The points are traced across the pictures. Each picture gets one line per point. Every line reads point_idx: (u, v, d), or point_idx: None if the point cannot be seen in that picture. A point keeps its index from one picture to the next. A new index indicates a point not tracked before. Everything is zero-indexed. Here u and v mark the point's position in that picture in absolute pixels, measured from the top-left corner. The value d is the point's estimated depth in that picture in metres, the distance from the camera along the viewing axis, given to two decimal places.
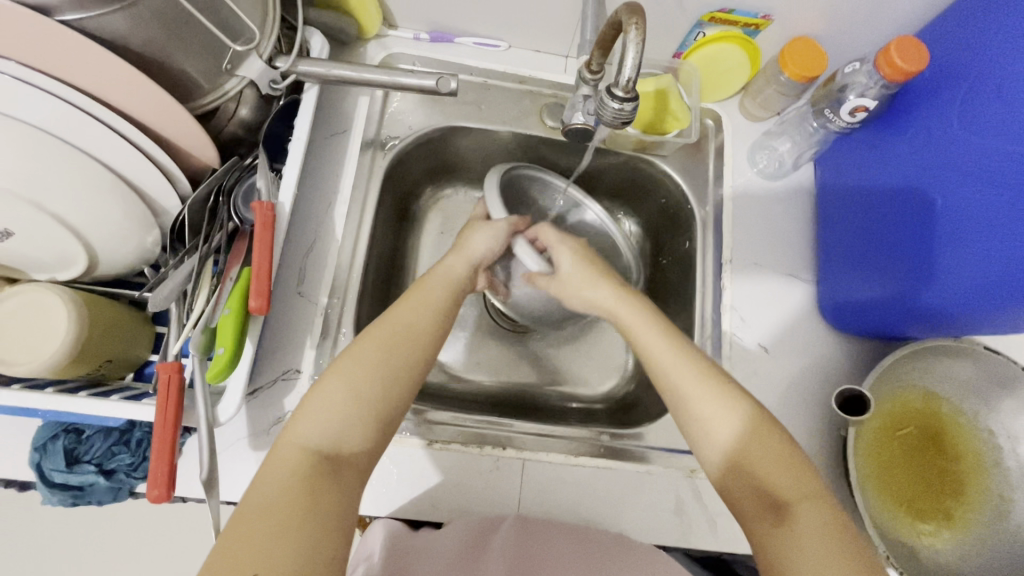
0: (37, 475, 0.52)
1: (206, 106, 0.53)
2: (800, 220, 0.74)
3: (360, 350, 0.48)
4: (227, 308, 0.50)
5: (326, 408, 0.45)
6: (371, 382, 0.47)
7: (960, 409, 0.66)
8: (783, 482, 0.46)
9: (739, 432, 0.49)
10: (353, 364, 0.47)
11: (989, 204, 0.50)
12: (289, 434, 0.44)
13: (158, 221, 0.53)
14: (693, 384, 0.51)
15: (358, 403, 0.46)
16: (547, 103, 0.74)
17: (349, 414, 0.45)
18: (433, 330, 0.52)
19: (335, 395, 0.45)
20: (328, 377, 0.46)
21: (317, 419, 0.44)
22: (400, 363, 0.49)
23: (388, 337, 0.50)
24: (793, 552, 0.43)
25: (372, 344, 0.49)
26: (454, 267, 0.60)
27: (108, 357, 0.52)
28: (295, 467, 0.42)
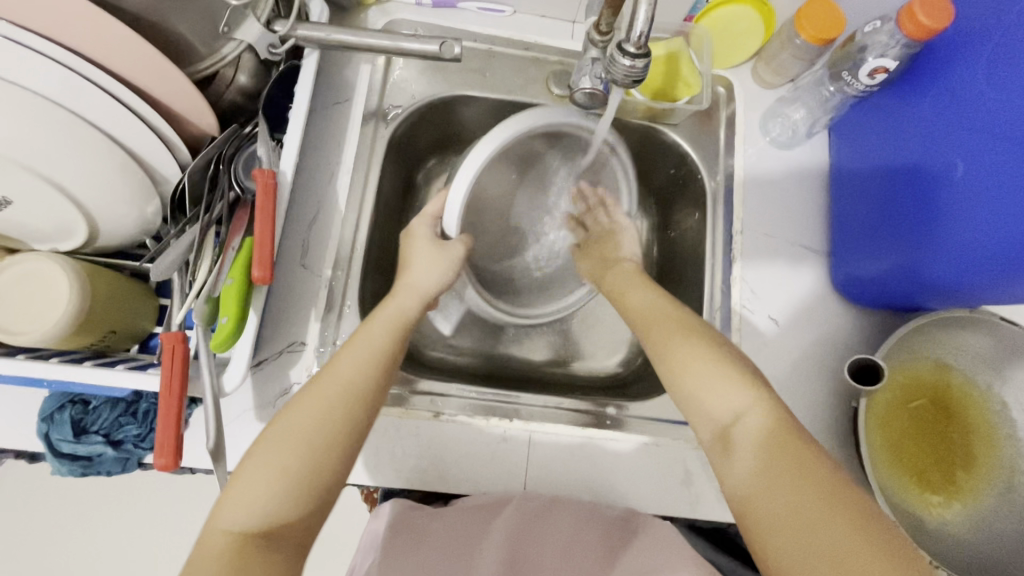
0: (45, 445, 0.52)
1: (204, 71, 0.53)
2: (813, 191, 0.72)
3: (294, 416, 0.47)
4: (230, 277, 0.50)
5: (243, 491, 0.43)
6: (297, 458, 0.45)
7: (972, 380, 0.65)
8: (746, 423, 0.47)
9: (705, 382, 0.50)
10: (279, 436, 0.46)
11: (1008, 171, 0.48)
12: (213, 522, 0.43)
13: (158, 190, 0.52)
14: (677, 344, 0.53)
15: (284, 477, 0.44)
16: (554, 70, 0.72)
17: (280, 485, 0.44)
18: (371, 382, 0.51)
19: (256, 474, 0.44)
20: (251, 455, 0.45)
21: (239, 503, 0.43)
22: (331, 426, 0.47)
23: (321, 395, 0.48)
24: (770, 495, 0.43)
25: (306, 408, 0.48)
26: (393, 309, 0.57)
27: (112, 328, 0.52)
28: (219, 552, 0.41)
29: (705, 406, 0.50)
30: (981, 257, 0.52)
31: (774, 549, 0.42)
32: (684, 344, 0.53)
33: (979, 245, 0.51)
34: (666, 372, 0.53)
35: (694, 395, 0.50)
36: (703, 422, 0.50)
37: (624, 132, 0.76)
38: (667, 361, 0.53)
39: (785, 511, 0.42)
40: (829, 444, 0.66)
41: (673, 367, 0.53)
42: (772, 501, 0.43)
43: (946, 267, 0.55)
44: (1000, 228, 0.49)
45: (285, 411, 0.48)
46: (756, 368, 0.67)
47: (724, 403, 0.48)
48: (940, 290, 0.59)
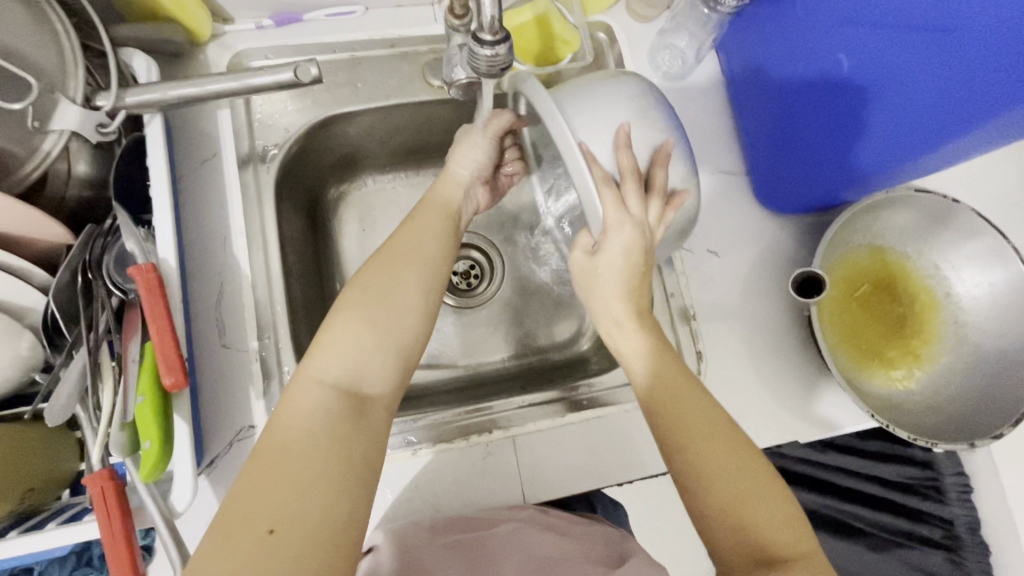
0: None
1: (32, 176, 0.45)
2: (717, 114, 0.72)
3: (366, 285, 0.50)
4: (140, 395, 0.44)
5: (340, 345, 0.47)
6: (384, 312, 0.49)
7: (903, 254, 0.68)
8: (778, 536, 0.43)
9: (748, 485, 0.45)
10: (364, 294, 0.49)
11: (888, 55, 0.48)
12: (306, 372, 0.46)
13: (27, 323, 0.46)
14: (690, 426, 0.47)
15: (370, 337, 0.48)
16: (427, 62, 0.67)
17: (368, 340, 0.48)
18: (442, 253, 0.55)
19: (348, 329, 0.48)
20: (335, 317, 0.48)
21: (331, 356, 0.46)
22: (412, 297, 0.51)
23: (398, 262, 0.52)
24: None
25: (385, 270, 0.51)
26: (447, 194, 0.59)
27: (28, 486, 0.46)
28: (313, 400, 0.44)
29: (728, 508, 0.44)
30: (889, 139, 0.52)
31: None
32: (716, 437, 0.46)
33: (898, 121, 0.50)
34: (676, 457, 0.46)
35: (734, 501, 0.44)
36: (717, 524, 0.44)
37: None
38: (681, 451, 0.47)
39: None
40: (795, 354, 0.67)
41: (678, 462, 0.46)
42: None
43: (871, 149, 0.55)
44: (909, 101, 0.48)
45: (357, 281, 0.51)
46: (709, 304, 0.68)
47: (629, 344, 0.51)
48: (874, 170, 0.58)
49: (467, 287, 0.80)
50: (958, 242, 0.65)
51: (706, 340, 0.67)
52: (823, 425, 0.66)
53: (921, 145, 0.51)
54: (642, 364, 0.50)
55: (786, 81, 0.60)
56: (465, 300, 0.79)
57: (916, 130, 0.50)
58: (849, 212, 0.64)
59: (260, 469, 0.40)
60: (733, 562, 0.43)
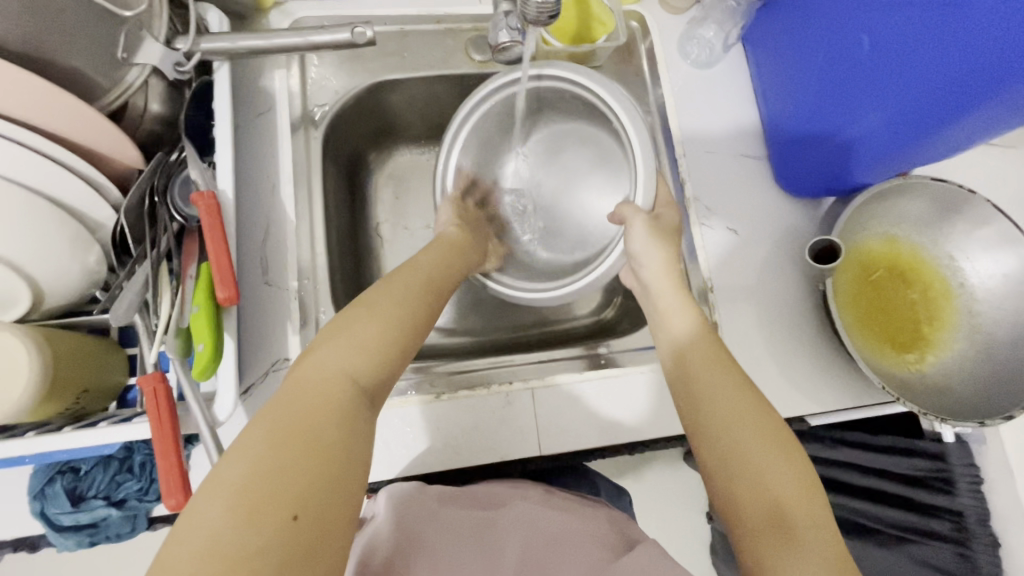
0: (44, 523, 0.49)
1: (113, 104, 0.50)
2: (741, 101, 0.75)
3: (389, 292, 0.51)
4: (195, 305, 0.48)
5: (366, 337, 0.46)
6: (405, 320, 0.49)
7: (918, 243, 0.70)
8: (797, 497, 0.42)
9: (758, 432, 0.46)
10: (384, 305, 0.49)
11: (905, 38, 0.51)
12: (331, 362, 0.43)
13: (96, 237, 0.50)
14: (712, 376, 0.51)
15: (385, 346, 0.46)
16: (470, 38, 0.72)
17: (384, 349, 0.46)
18: (449, 282, 0.58)
19: (371, 329, 0.47)
20: (352, 318, 0.47)
21: (350, 354, 0.44)
22: (418, 318, 0.51)
23: (409, 286, 0.53)
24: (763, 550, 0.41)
25: (396, 290, 0.51)
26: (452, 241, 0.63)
27: (82, 389, 0.49)
28: (336, 388, 0.41)
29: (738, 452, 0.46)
30: (899, 121, 0.55)
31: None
32: (736, 393, 0.49)
33: (908, 103, 0.53)
34: (696, 402, 0.50)
35: (740, 451, 0.46)
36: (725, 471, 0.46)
37: None
38: (699, 402, 0.50)
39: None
40: (807, 333, 0.69)
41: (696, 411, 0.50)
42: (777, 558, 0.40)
43: (881, 134, 0.58)
44: (920, 82, 0.51)
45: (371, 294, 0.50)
46: (727, 280, 0.70)
47: (677, 321, 0.57)
48: (885, 156, 0.61)
49: None
50: (970, 232, 0.68)
51: (723, 313, 0.69)
52: (832, 403, 0.68)
53: (926, 132, 0.54)
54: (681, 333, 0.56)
55: (809, 66, 0.64)
56: None
57: (924, 112, 0.52)
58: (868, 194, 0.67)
59: (272, 448, 0.35)
60: (737, 512, 0.44)
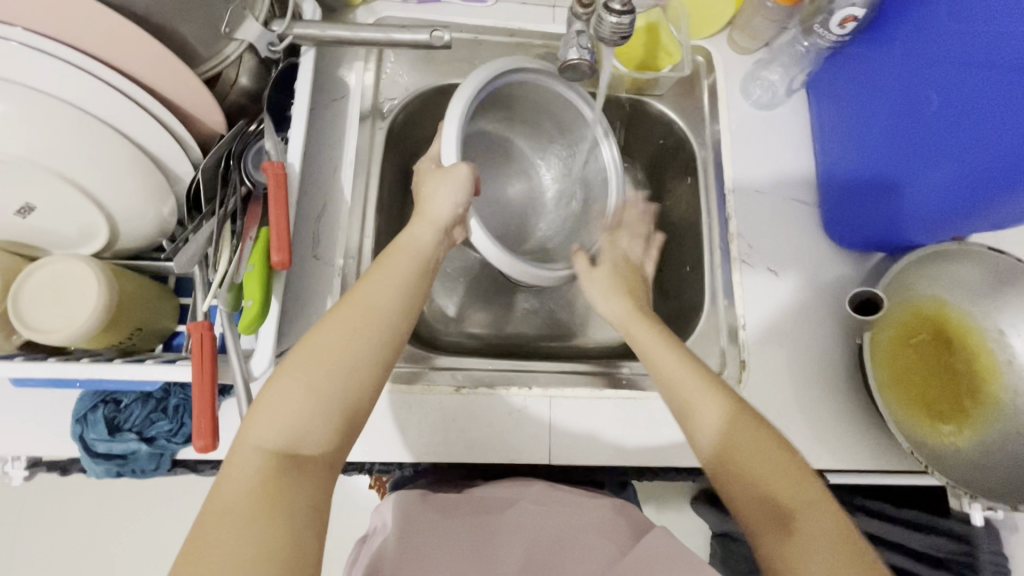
0: (81, 447, 0.53)
1: (209, 72, 0.54)
2: (798, 146, 0.75)
3: (321, 334, 0.45)
4: (251, 265, 0.51)
5: (282, 405, 0.41)
6: (330, 375, 0.43)
7: (968, 312, 0.68)
8: (797, 491, 0.45)
9: (744, 433, 0.48)
10: (312, 358, 0.43)
11: (977, 101, 0.50)
12: (249, 433, 0.41)
13: (173, 190, 0.54)
14: (693, 391, 0.51)
15: (315, 399, 0.42)
16: (539, 54, 0.74)
17: (312, 411, 0.42)
18: (404, 303, 0.49)
19: (291, 389, 0.42)
20: (277, 380, 0.43)
21: (272, 420, 0.41)
22: (356, 365, 0.44)
23: (353, 324, 0.46)
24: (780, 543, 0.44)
25: (335, 333, 0.45)
26: (417, 238, 0.54)
27: (138, 326, 0.53)
28: (254, 466, 0.39)
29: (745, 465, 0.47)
30: (963, 184, 0.54)
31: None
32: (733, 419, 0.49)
33: (974, 166, 0.52)
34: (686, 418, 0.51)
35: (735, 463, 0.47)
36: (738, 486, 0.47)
37: (612, 107, 0.78)
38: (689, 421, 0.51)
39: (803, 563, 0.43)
40: (838, 387, 0.68)
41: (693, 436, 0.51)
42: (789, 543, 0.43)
43: (931, 200, 0.58)
44: (988, 146, 0.50)
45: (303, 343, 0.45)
46: (762, 320, 0.69)
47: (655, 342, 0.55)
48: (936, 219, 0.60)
49: None
50: None
51: (753, 353, 0.68)
52: (856, 463, 0.65)
53: (978, 198, 0.54)
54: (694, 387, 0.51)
55: (875, 115, 0.63)
56: None
57: (990, 177, 0.51)
58: (903, 261, 0.65)
59: (199, 531, 0.36)
60: (749, 519, 0.46)
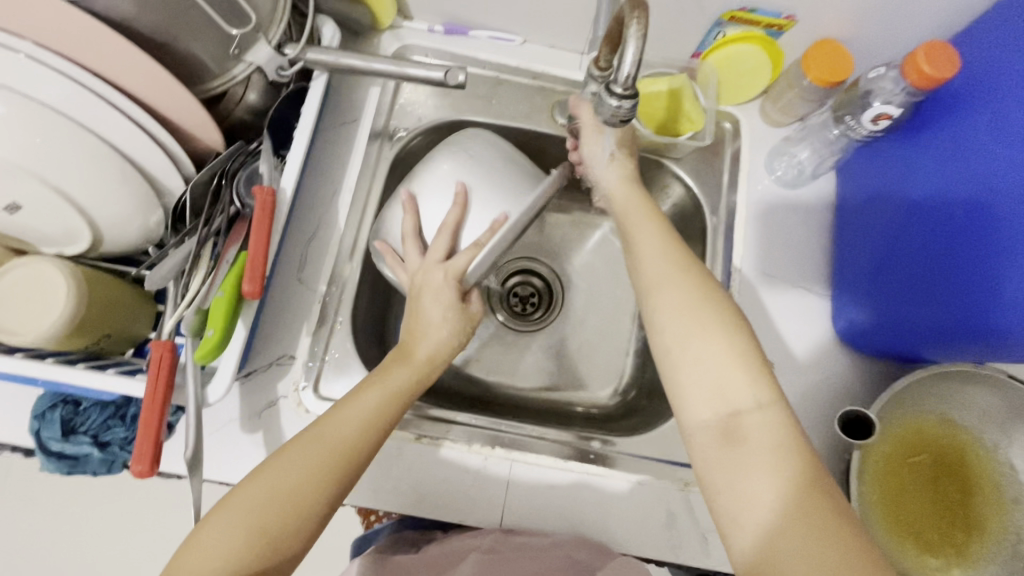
0: (36, 442, 0.53)
1: (214, 90, 0.54)
2: (817, 233, 0.71)
3: (278, 467, 0.45)
4: (221, 290, 0.50)
5: (217, 543, 0.42)
6: (274, 518, 0.44)
7: (978, 440, 0.62)
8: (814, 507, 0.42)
9: (773, 430, 0.44)
10: (260, 491, 0.44)
11: (1004, 238, 0.47)
12: (183, 567, 0.42)
13: (162, 202, 0.54)
14: (735, 376, 0.46)
15: (254, 544, 0.42)
16: (558, 100, 0.72)
17: (242, 552, 0.42)
18: (370, 439, 0.49)
19: (232, 526, 0.43)
20: (223, 511, 0.44)
21: (206, 558, 0.42)
22: (300, 508, 0.45)
23: (306, 463, 0.46)
24: (739, 482, 0.44)
25: (284, 471, 0.45)
26: (398, 368, 0.54)
27: (106, 332, 0.53)
28: None
29: (730, 413, 0.45)
30: (972, 316, 0.50)
31: (744, 539, 0.43)
32: (735, 369, 0.46)
33: (984, 299, 0.49)
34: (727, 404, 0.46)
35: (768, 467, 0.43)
36: (713, 430, 0.46)
37: None
38: (731, 403, 0.45)
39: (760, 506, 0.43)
40: None
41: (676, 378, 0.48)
42: (751, 490, 0.43)
43: (937, 324, 0.55)
44: (1004, 282, 0.47)
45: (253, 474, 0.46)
46: None
47: (691, 306, 0.49)
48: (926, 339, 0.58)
49: (521, 311, 0.80)
50: None
51: None
52: None
53: (961, 333, 0.52)
54: (689, 367, 0.47)
55: (893, 226, 0.60)
56: (514, 321, 0.79)
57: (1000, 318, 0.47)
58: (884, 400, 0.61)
59: None
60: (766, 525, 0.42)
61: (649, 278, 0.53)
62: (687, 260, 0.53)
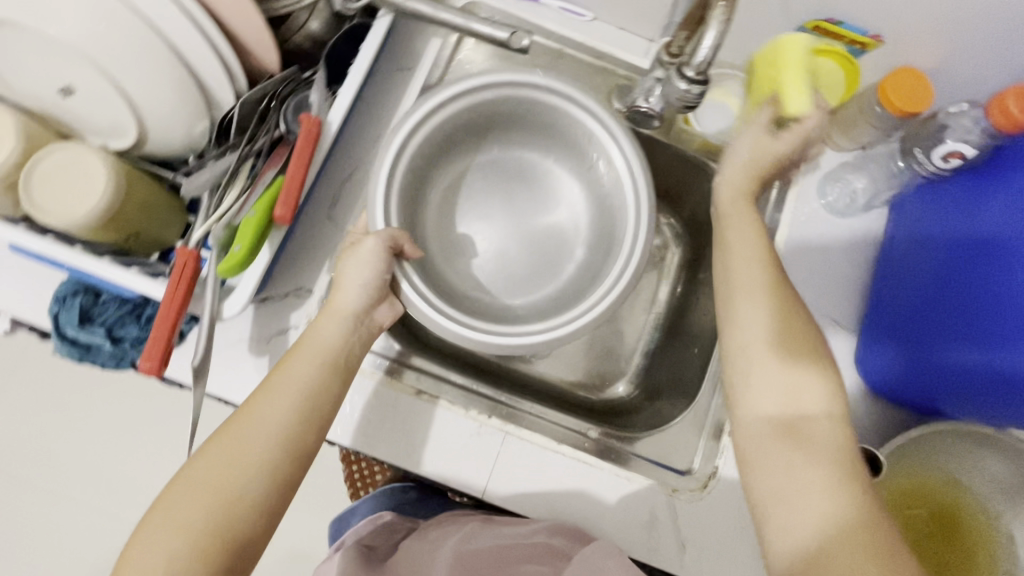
0: (53, 324, 0.54)
1: (281, 8, 0.55)
2: (857, 265, 0.68)
3: (207, 458, 0.48)
4: (254, 209, 0.50)
5: (153, 538, 0.45)
6: (208, 507, 0.47)
7: (983, 504, 0.61)
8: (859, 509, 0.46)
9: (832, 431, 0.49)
10: (192, 483, 0.47)
11: None
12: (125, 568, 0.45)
13: (211, 113, 0.54)
14: (801, 377, 0.51)
15: (191, 534, 0.46)
16: (618, 85, 0.71)
17: (181, 543, 0.45)
18: (299, 423, 0.51)
19: (170, 518, 0.46)
20: (160, 507, 0.47)
21: (146, 555, 0.45)
22: (233, 500, 0.47)
23: (225, 457, 0.48)
24: (792, 470, 0.48)
25: (216, 462, 0.48)
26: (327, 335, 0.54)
27: (136, 231, 0.54)
28: None
29: (791, 414, 0.50)
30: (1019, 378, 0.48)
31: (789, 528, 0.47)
32: (806, 377, 0.51)
33: None
34: (789, 401, 0.51)
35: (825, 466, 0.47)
36: (772, 424, 0.51)
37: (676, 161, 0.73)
38: (791, 405, 0.50)
39: (809, 489, 0.47)
40: None
41: (745, 375, 0.53)
42: (800, 476, 0.47)
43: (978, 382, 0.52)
44: None
45: (185, 471, 0.48)
46: None
47: (770, 313, 0.54)
48: (957, 394, 0.56)
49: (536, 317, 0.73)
50: None
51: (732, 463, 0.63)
52: None
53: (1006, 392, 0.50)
54: (765, 367, 0.52)
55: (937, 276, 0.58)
56: None
57: None
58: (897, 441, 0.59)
59: None
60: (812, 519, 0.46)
61: (731, 281, 0.56)
62: (774, 268, 0.56)
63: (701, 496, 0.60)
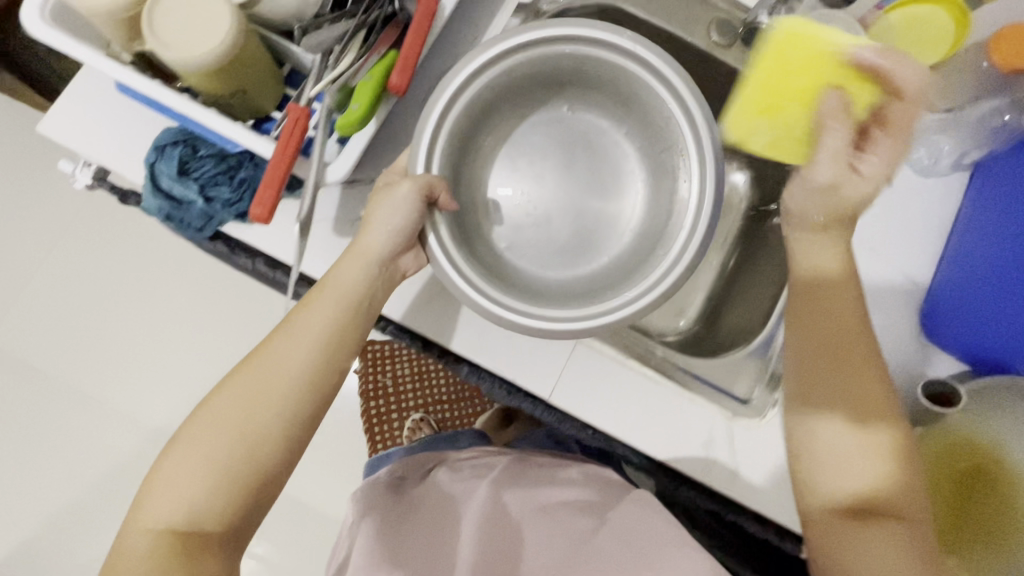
0: (149, 173, 0.54)
1: None
2: (934, 223, 0.68)
3: (224, 404, 0.49)
4: (371, 75, 0.50)
5: (176, 480, 0.47)
6: (227, 449, 0.48)
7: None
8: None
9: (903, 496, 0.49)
10: (209, 425, 0.48)
11: None
12: (143, 516, 0.47)
13: None
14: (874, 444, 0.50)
15: (216, 476, 0.47)
16: (718, 17, 0.70)
17: (204, 484, 0.47)
18: (314, 368, 0.51)
19: (190, 460, 0.48)
20: (180, 448, 0.48)
21: (167, 496, 0.47)
22: (256, 444, 0.49)
23: (248, 394, 0.49)
24: (863, 545, 0.47)
25: (231, 402, 0.49)
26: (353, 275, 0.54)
27: (243, 88, 0.53)
28: (150, 548, 0.45)
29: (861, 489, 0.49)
30: None
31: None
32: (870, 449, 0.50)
33: None
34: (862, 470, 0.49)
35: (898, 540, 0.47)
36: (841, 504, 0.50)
37: None
38: (863, 478, 0.49)
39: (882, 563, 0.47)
40: None
41: (813, 440, 0.52)
42: (862, 554, 0.47)
43: None
44: None
45: (198, 418, 0.49)
46: None
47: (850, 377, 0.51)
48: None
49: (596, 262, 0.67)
50: None
51: None
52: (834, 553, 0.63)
53: None
54: (842, 438, 0.50)
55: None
56: None
57: None
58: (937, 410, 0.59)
59: None
60: None
61: (799, 322, 0.54)
62: (848, 314, 0.53)
63: (758, 425, 0.61)
